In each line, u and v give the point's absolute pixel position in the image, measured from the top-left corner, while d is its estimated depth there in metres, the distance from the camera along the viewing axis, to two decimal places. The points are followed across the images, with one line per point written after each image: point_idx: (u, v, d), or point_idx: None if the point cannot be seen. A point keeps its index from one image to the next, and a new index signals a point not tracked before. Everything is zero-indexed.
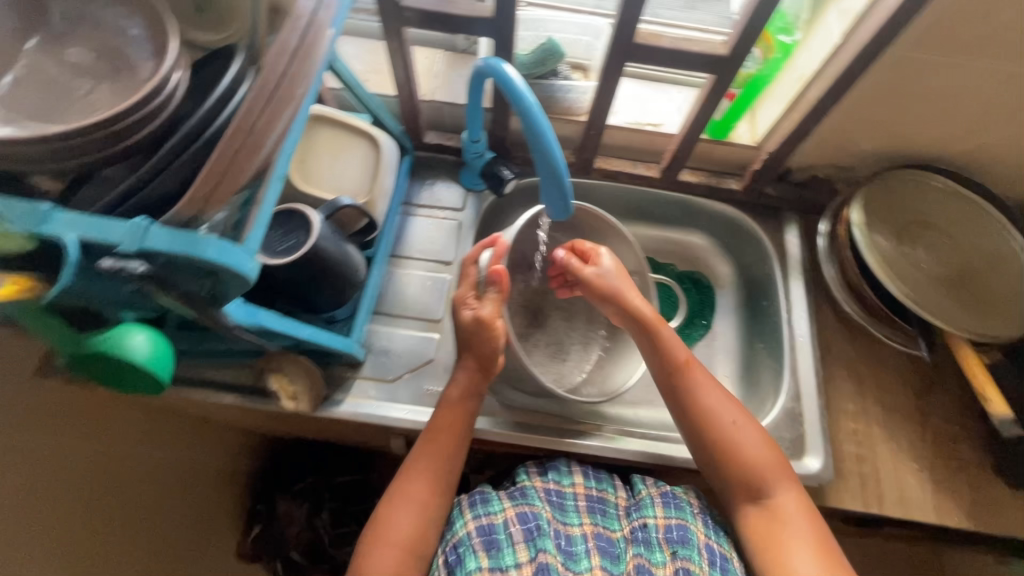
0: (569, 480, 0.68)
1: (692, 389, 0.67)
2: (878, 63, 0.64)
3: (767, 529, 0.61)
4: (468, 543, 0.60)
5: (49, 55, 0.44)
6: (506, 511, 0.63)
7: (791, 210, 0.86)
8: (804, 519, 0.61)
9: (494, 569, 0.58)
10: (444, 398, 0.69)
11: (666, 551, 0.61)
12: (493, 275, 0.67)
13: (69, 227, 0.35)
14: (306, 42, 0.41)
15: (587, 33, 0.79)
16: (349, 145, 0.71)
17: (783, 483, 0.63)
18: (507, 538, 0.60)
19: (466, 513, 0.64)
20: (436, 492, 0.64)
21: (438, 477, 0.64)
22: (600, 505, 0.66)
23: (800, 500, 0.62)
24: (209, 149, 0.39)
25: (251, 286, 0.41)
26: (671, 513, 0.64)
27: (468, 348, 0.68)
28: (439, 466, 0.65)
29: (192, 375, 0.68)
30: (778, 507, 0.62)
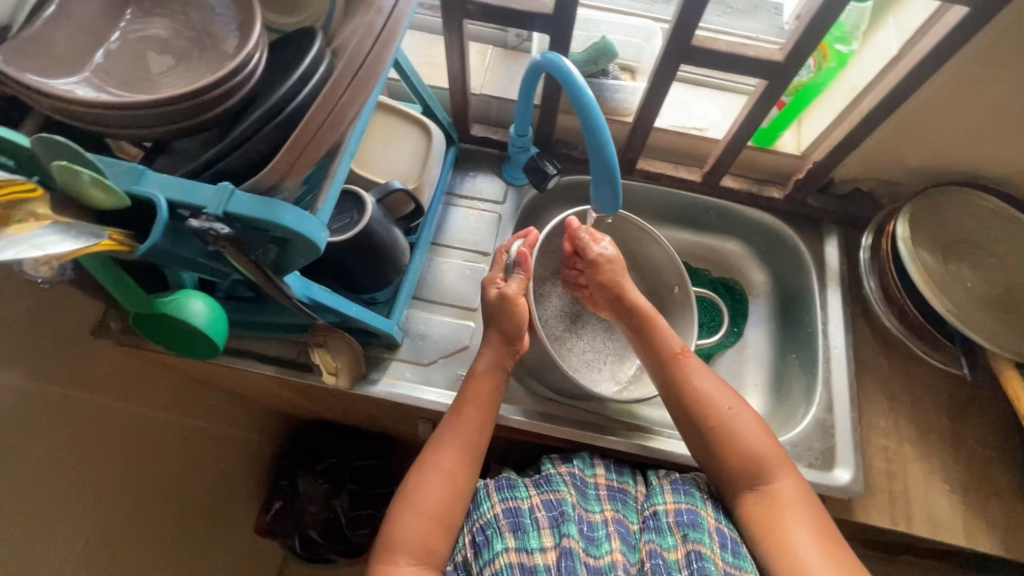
0: (592, 470, 0.69)
1: (684, 377, 0.69)
2: (938, 78, 0.64)
3: (766, 514, 0.62)
4: (495, 524, 0.62)
5: (139, 26, 0.47)
6: (532, 498, 0.64)
7: (831, 222, 0.85)
8: (803, 504, 0.62)
9: (520, 550, 0.60)
10: (472, 370, 0.69)
11: (677, 534, 0.62)
12: (518, 257, 0.68)
13: (162, 187, 0.38)
14: (388, 25, 0.42)
15: (637, 35, 0.80)
16: (403, 134, 0.74)
17: (777, 468, 0.64)
18: (533, 522, 0.62)
19: (493, 496, 0.65)
20: (464, 462, 0.65)
21: (465, 448, 0.65)
22: (621, 495, 0.67)
23: (797, 485, 0.63)
24: (290, 123, 0.41)
25: (318, 255, 0.43)
26: (681, 498, 0.65)
27: (493, 321, 0.69)
28: (467, 436, 0.65)
29: (237, 346, 0.71)
30: (775, 492, 0.63)
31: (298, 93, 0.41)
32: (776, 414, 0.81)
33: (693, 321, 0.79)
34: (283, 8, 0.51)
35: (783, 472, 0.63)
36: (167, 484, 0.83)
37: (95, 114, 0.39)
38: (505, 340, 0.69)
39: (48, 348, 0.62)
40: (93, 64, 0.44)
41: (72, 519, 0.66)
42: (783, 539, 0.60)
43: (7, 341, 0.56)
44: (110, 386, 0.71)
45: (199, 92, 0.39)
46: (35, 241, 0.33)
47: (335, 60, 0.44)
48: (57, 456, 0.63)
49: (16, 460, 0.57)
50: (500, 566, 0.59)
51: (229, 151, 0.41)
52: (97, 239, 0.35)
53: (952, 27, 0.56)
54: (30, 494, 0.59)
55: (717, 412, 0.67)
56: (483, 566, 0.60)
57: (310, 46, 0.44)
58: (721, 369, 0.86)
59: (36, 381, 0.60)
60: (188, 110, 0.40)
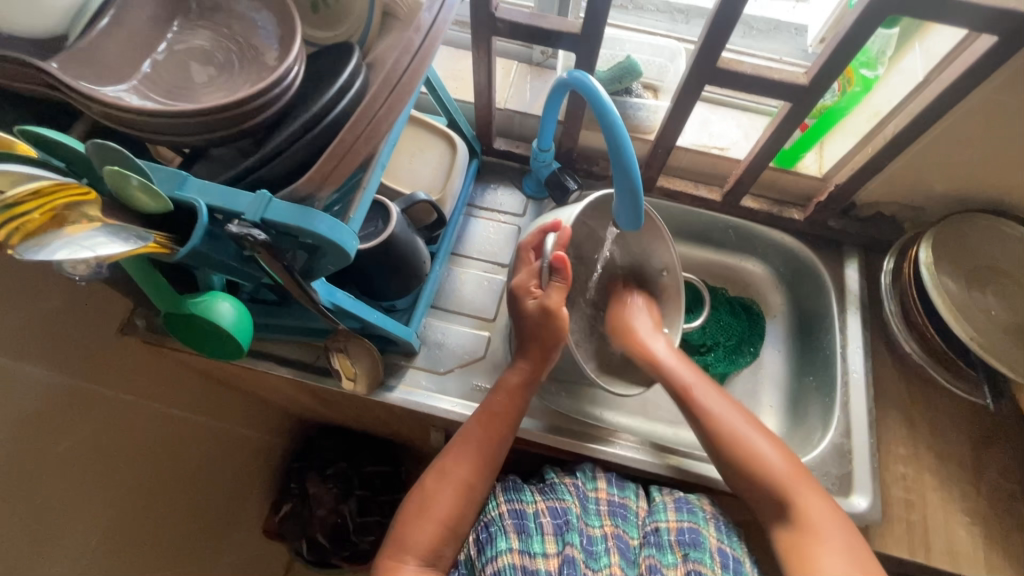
0: (593, 484, 0.68)
1: (705, 409, 0.69)
2: (964, 107, 0.64)
3: (799, 541, 0.60)
4: (500, 523, 0.63)
5: (181, 37, 0.49)
6: (537, 503, 0.65)
7: (852, 245, 0.85)
8: (831, 522, 0.61)
9: (523, 553, 0.61)
10: (500, 384, 0.69)
11: (677, 553, 0.62)
12: (555, 263, 0.66)
13: (202, 192, 0.40)
14: (425, 44, 0.43)
15: (662, 56, 0.82)
16: (429, 146, 0.76)
17: (805, 494, 0.62)
18: (537, 527, 0.62)
19: (499, 496, 0.66)
20: (479, 473, 0.64)
21: (481, 459, 0.64)
22: (622, 510, 0.66)
23: (828, 509, 0.62)
24: (325, 136, 0.42)
25: (348, 263, 0.45)
26: (683, 516, 0.64)
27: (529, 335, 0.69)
28: (485, 447, 0.65)
29: (259, 347, 0.72)
30: (806, 518, 0.61)
31: (334, 106, 0.42)
32: (792, 438, 0.80)
33: (682, 307, 0.78)
34: (321, 23, 0.53)
35: (802, 492, 0.62)
36: (182, 481, 0.85)
37: (141, 122, 0.41)
38: (543, 353, 0.68)
39: (78, 343, 0.63)
40: (141, 75, 0.46)
41: (90, 513, 0.67)
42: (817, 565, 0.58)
43: (39, 336, 0.58)
44: (132, 383, 0.73)
45: (241, 103, 0.41)
46: (86, 242, 0.34)
47: (370, 75, 0.45)
48: (81, 449, 0.64)
49: (42, 452, 0.58)
50: (502, 565, 0.60)
51: (264, 161, 0.43)
52: (143, 241, 0.36)
53: (979, 56, 0.56)
54: (52, 486, 0.60)
55: (737, 438, 0.66)
56: (486, 563, 0.61)
57: (348, 60, 0.45)
58: (737, 388, 0.86)
59: (65, 375, 0.61)
60: (229, 120, 0.42)
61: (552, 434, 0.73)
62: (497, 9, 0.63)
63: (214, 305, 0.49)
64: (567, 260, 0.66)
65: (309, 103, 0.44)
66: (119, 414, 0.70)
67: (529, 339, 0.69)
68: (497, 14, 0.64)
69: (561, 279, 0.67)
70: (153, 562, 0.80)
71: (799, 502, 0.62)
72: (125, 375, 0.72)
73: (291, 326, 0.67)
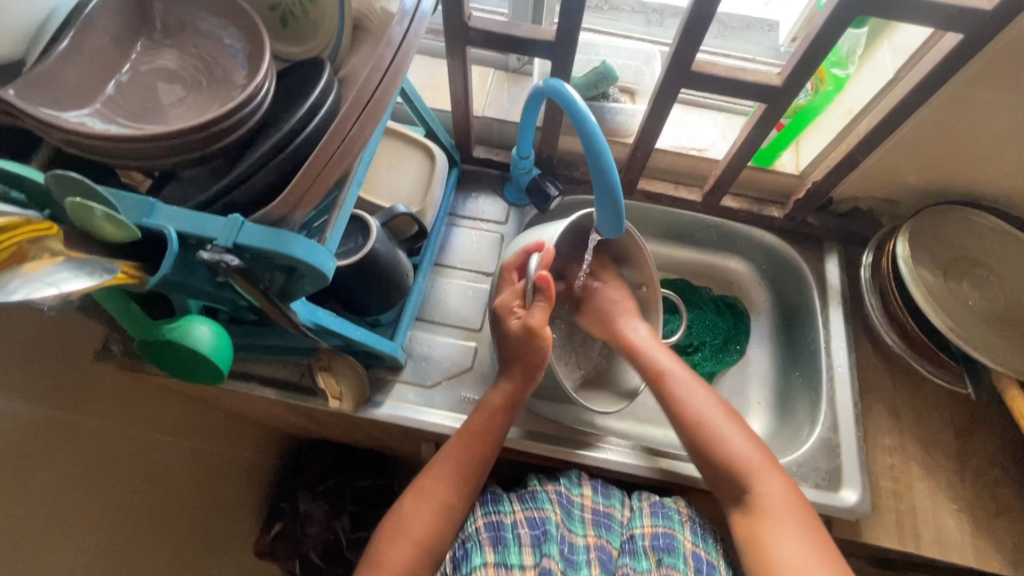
0: (579, 490, 0.67)
1: (673, 388, 0.69)
2: (934, 102, 0.65)
3: (755, 523, 0.61)
4: (476, 538, 0.63)
5: (146, 58, 0.47)
6: (515, 513, 0.64)
7: (832, 240, 0.86)
8: (787, 509, 0.60)
9: (498, 566, 0.60)
10: (482, 402, 0.68)
11: (651, 559, 0.62)
12: (539, 282, 0.64)
13: (172, 219, 0.38)
14: (397, 59, 0.42)
15: (637, 59, 0.82)
16: (408, 158, 0.75)
17: (762, 475, 0.63)
18: (514, 538, 0.62)
19: (476, 509, 0.66)
20: (457, 492, 0.63)
21: (459, 478, 0.64)
22: (605, 519, 0.66)
23: (783, 492, 0.61)
24: (299, 155, 0.41)
25: (326, 284, 0.44)
26: (658, 521, 0.65)
27: (508, 354, 0.67)
28: (464, 466, 0.64)
29: (239, 368, 0.71)
30: (760, 499, 0.61)
31: (306, 124, 0.42)
32: (781, 434, 0.81)
33: (660, 318, 0.76)
34: (290, 38, 0.52)
35: (766, 477, 0.62)
36: (168, 508, 0.82)
37: (107, 147, 0.39)
38: (526, 375, 0.67)
39: (52, 373, 0.61)
40: (105, 97, 0.45)
41: (72, 548, 0.65)
42: (765, 543, 0.59)
43: (11, 369, 0.56)
44: (110, 411, 0.71)
45: (211, 124, 0.40)
46: (49, 279, 0.33)
47: (343, 91, 0.45)
48: (60, 484, 0.62)
49: (19, 488, 0.57)
50: None
51: (238, 182, 0.42)
52: (111, 273, 0.35)
53: (947, 52, 0.57)
54: (31, 523, 0.58)
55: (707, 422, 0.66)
56: None
57: (319, 77, 0.44)
58: (724, 387, 0.86)
59: (39, 408, 0.59)
60: (199, 142, 0.41)
61: (536, 441, 0.73)
62: (470, 18, 0.63)
63: (188, 333, 0.48)
64: (551, 280, 0.64)
65: (281, 121, 0.43)
66: (100, 444, 0.68)
67: (511, 361, 0.67)
68: (470, 23, 0.63)
69: (541, 300, 0.65)
70: None
71: (753, 484, 0.62)
72: (103, 402, 0.70)
73: (274, 346, 0.66)
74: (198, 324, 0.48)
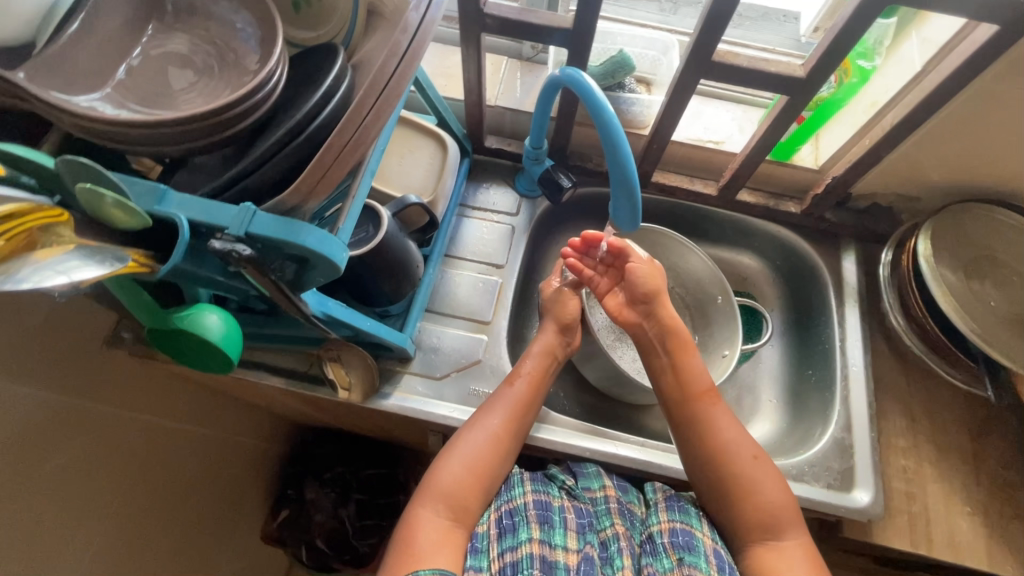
0: (600, 483, 0.66)
1: (706, 415, 0.66)
2: (960, 96, 0.63)
3: (773, 566, 0.58)
4: (524, 513, 0.61)
5: (157, 43, 0.46)
6: (563, 499, 0.64)
7: (849, 236, 0.84)
8: (811, 564, 0.58)
9: (543, 542, 0.58)
10: (529, 350, 0.74)
11: (672, 557, 0.58)
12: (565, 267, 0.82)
13: (182, 207, 0.38)
14: (414, 45, 0.41)
15: (653, 48, 0.80)
16: (420, 147, 0.74)
17: (792, 525, 0.60)
18: (561, 520, 0.61)
19: (527, 484, 0.65)
20: (509, 429, 0.66)
21: (511, 414, 0.67)
22: (628, 512, 0.64)
23: (807, 545, 0.59)
24: (312, 143, 0.40)
25: (338, 275, 0.43)
26: (676, 517, 0.62)
27: (549, 312, 0.77)
28: (515, 404, 0.67)
29: (248, 358, 0.71)
30: (783, 547, 0.59)
31: (319, 111, 0.41)
32: (792, 433, 0.79)
33: (738, 328, 0.80)
34: (303, 22, 0.51)
35: (795, 531, 0.59)
36: (176, 493, 0.83)
37: (117, 131, 0.39)
38: (559, 328, 0.75)
39: (61, 359, 0.61)
40: (114, 82, 0.44)
41: (81, 532, 0.65)
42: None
43: (20, 354, 0.55)
44: (119, 397, 0.71)
45: (222, 110, 0.39)
46: (59, 266, 0.32)
47: (356, 79, 0.44)
48: (68, 470, 0.62)
49: (28, 472, 0.57)
50: (523, 554, 0.57)
51: (249, 170, 0.41)
52: (122, 262, 0.35)
53: (979, 46, 0.55)
54: (38, 507, 0.58)
55: (755, 459, 0.63)
56: (506, 550, 0.59)
57: (332, 63, 0.43)
58: (736, 384, 0.86)
59: (48, 394, 0.59)
60: (210, 128, 0.40)
61: (552, 433, 0.71)
62: (485, 4, 0.61)
63: (196, 326, 0.47)
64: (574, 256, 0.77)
65: (294, 108, 0.42)
66: (109, 430, 0.68)
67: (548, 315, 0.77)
68: (485, 10, 0.62)
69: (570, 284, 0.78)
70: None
71: (782, 532, 0.59)
72: (114, 389, 0.70)
73: (284, 336, 0.66)
74: (205, 317, 0.48)
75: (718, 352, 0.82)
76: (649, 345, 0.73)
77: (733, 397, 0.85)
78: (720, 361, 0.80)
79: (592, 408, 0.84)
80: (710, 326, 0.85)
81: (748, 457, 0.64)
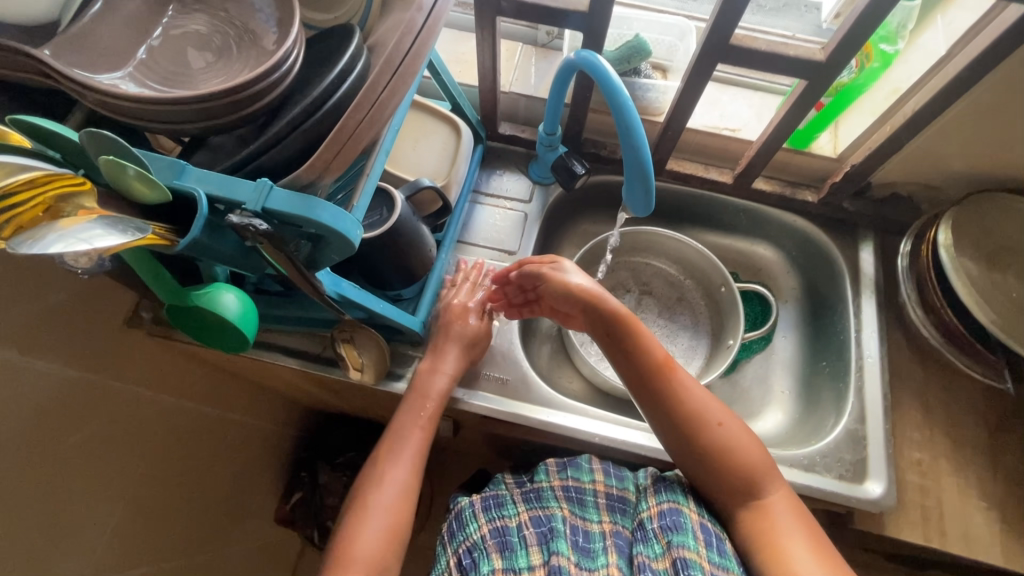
0: (590, 477, 0.65)
1: (668, 388, 0.64)
2: (986, 81, 0.61)
3: (763, 528, 0.58)
4: (481, 545, 0.59)
5: (178, 23, 0.47)
6: (520, 515, 0.61)
7: (867, 227, 0.83)
8: (796, 518, 0.59)
9: (507, 571, 0.57)
10: (416, 382, 0.69)
11: (662, 542, 0.58)
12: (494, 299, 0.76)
13: (201, 181, 0.39)
14: (429, 24, 0.41)
15: (670, 34, 0.79)
16: (434, 131, 0.75)
17: (773, 480, 0.61)
18: (520, 540, 0.59)
19: (479, 517, 0.62)
20: (410, 471, 0.63)
21: (411, 455, 0.64)
22: (620, 504, 0.64)
23: (792, 498, 0.61)
24: (327, 122, 0.41)
25: (352, 252, 0.44)
26: (663, 498, 0.62)
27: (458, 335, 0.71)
28: (411, 443, 0.65)
29: (263, 339, 0.72)
30: (767, 506, 0.60)
31: (335, 90, 0.41)
32: (804, 424, 0.79)
33: (740, 313, 0.79)
34: (320, 4, 0.52)
35: (775, 485, 0.60)
36: (191, 472, 0.84)
37: (138, 109, 0.39)
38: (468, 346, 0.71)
39: (83, 336, 0.63)
40: (136, 61, 0.44)
41: (100, 506, 0.67)
42: (782, 557, 0.56)
43: (45, 330, 0.57)
44: (140, 376, 0.72)
45: (238, 89, 0.40)
46: (83, 234, 0.33)
47: (372, 59, 0.44)
48: (89, 445, 0.64)
49: (51, 446, 0.58)
50: None
51: (266, 147, 0.41)
52: (142, 233, 0.35)
53: (1007, 28, 0.53)
54: (61, 478, 0.60)
55: (721, 424, 0.63)
56: None
57: (349, 43, 0.44)
58: (748, 374, 0.85)
59: (70, 370, 0.61)
60: (227, 106, 0.40)
61: (559, 417, 0.71)
62: None
63: (210, 304, 0.48)
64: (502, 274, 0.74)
65: (310, 87, 0.43)
66: (128, 407, 0.70)
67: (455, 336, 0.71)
68: None
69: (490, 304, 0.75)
70: (165, 551, 0.81)
71: (762, 491, 0.60)
72: (134, 366, 0.71)
73: (298, 317, 0.67)
74: (219, 295, 0.48)
75: (725, 341, 0.82)
76: (595, 326, 0.69)
77: (744, 388, 0.84)
78: (725, 350, 0.81)
79: (602, 395, 0.84)
80: (722, 318, 0.85)
81: (714, 424, 0.63)
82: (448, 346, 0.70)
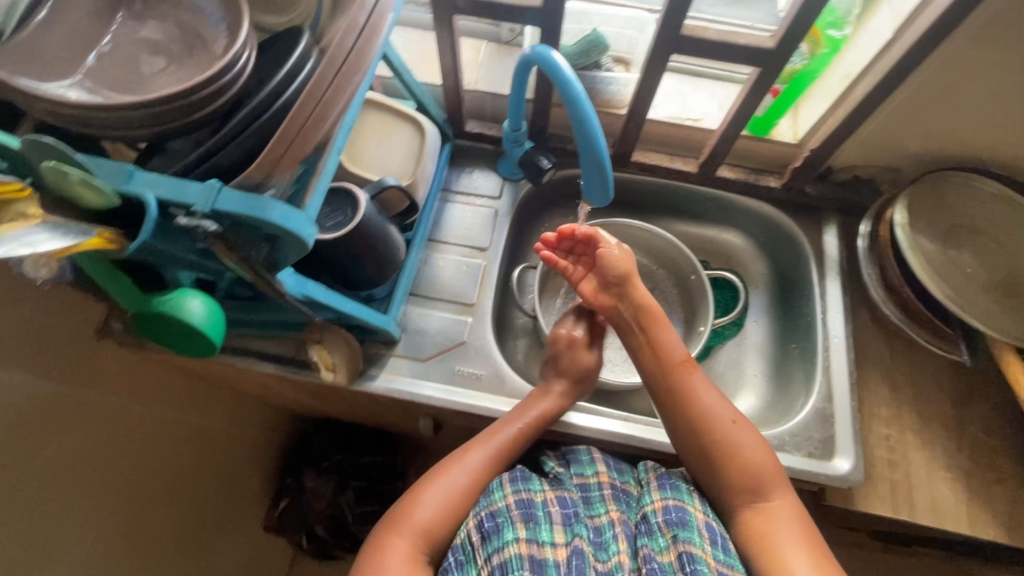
0: (594, 469, 0.65)
1: (685, 386, 0.67)
2: (929, 62, 0.63)
3: (762, 530, 0.59)
4: (507, 514, 0.59)
5: (128, 30, 0.47)
6: (546, 492, 0.62)
7: (830, 210, 0.85)
8: (795, 521, 0.59)
9: (531, 541, 0.56)
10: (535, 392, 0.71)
11: (667, 535, 0.58)
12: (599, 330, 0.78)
13: (151, 186, 0.39)
14: (371, 22, 0.43)
15: (630, 27, 0.81)
16: (398, 131, 0.75)
17: (775, 486, 0.61)
18: (545, 515, 0.59)
19: (506, 486, 0.62)
20: (489, 464, 0.65)
21: (497, 451, 0.66)
22: (624, 495, 0.64)
23: (792, 503, 0.61)
24: (276, 121, 0.41)
25: (307, 251, 0.44)
26: (668, 495, 0.62)
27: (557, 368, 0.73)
28: (501, 441, 0.67)
29: (237, 345, 0.72)
30: (771, 509, 0.60)
31: (284, 90, 0.42)
32: (776, 406, 0.80)
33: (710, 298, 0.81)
34: (271, 7, 0.52)
35: (779, 489, 0.61)
36: (174, 481, 0.84)
37: (85, 115, 0.39)
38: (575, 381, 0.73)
39: (52, 348, 0.63)
40: (85, 68, 0.45)
41: (80, 518, 0.66)
42: (775, 558, 0.56)
43: (10, 344, 0.57)
44: (114, 386, 0.72)
45: (187, 92, 0.40)
46: (25, 239, 0.35)
47: (321, 58, 0.45)
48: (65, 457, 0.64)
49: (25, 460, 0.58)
50: (509, 556, 0.55)
51: (217, 148, 0.42)
52: (86, 235, 0.37)
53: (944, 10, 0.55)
54: (37, 492, 0.60)
55: (735, 422, 0.65)
56: (492, 554, 0.56)
57: (297, 44, 0.44)
58: (721, 359, 0.86)
59: (41, 383, 0.60)
60: (175, 110, 0.41)
61: None
62: None
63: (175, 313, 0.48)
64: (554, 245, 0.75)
65: (260, 88, 0.43)
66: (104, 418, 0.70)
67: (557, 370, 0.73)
68: None
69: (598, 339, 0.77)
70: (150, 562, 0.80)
71: (766, 493, 0.61)
72: (108, 376, 0.71)
73: (270, 321, 0.67)
74: (183, 304, 0.48)
75: (696, 328, 0.83)
76: (625, 324, 0.73)
77: (718, 372, 0.85)
78: (697, 336, 0.82)
79: None
80: (693, 305, 0.86)
81: (728, 421, 0.65)
82: (552, 379, 0.72)
